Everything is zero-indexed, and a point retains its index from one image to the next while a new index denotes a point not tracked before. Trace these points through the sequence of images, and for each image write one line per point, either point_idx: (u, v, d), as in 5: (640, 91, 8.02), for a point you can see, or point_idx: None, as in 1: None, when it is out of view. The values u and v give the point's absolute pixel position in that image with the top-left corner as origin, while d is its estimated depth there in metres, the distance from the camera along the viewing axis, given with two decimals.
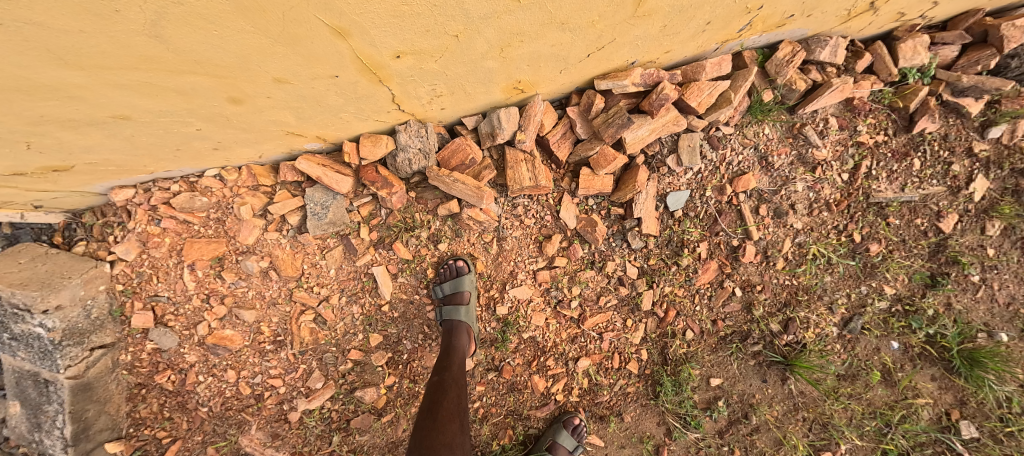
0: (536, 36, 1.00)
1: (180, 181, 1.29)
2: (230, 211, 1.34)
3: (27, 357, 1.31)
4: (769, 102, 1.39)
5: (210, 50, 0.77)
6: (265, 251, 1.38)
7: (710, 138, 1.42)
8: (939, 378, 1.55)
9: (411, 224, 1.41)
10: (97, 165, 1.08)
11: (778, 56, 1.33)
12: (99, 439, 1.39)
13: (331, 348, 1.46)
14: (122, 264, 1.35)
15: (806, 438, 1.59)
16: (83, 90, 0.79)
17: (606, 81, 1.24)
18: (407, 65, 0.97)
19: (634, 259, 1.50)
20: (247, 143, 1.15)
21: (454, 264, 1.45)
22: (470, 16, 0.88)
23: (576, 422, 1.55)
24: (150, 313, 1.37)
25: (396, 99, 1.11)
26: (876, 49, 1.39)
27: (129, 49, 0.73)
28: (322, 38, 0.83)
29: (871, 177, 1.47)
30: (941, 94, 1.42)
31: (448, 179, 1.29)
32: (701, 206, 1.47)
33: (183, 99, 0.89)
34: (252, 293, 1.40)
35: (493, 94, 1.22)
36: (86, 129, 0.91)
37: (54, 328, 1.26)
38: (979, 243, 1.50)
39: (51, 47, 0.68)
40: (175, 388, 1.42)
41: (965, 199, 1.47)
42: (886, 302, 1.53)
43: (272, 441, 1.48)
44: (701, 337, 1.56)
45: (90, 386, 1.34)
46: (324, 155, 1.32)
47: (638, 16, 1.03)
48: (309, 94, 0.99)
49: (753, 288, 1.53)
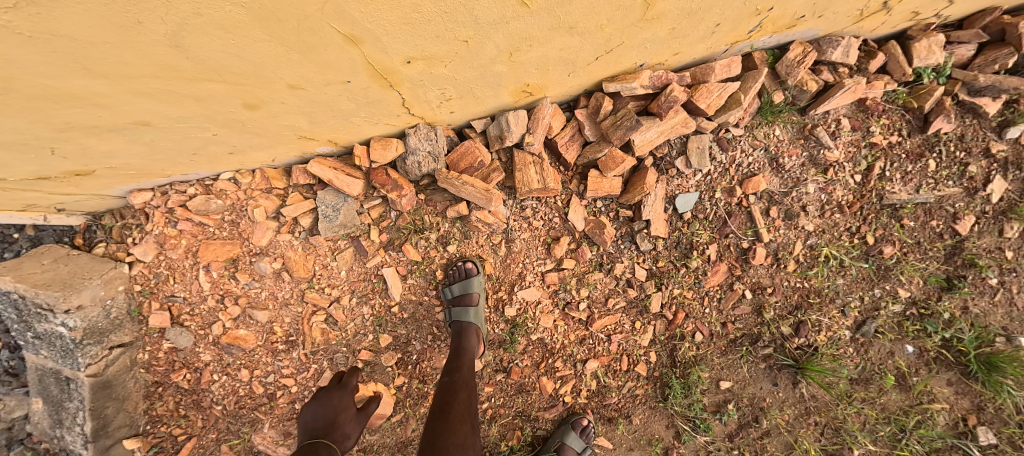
0: (545, 41, 1.01)
1: (196, 184, 1.32)
2: (244, 213, 1.36)
3: (49, 355, 1.35)
4: (779, 103, 1.38)
5: (227, 58, 0.79)
6: (277, 252, 1.40)
7: (720, 140, 1.41)
8: (955, 383, 1.53)
9: (421, 226, 1.43)
10: (117, 169, 1.12)
11: (789, 57, 1.31)
12: (117, 436, 1.42)
13: (342, 348, 1.49)
14: (140, 265, 1.39)
15: (818, 442, 1.57)
16: (107, 98, 0.81)
17: (615, 84, 1.24)
18: (418, 70, 0.98)
19: (643, 261, 1.50)
20: (261, 147, 1.18)
21: (463, 267, 1.46)
22: (480, 22, 0.89)
23: (584, 424, 1.56)
24: (167, 313, 1.40)
25: (406, 103, 1.12)
26: (889, 48, 1.37)
27: (149, 59, 0.74)
28: (335, 46, 0.84)
29: (884, 178, 1.45)
30: (957, 94, 1.39)
31: (457, 181, 1.31)
32: (711, 208, 1.47)
33: (201, 105, 0.91)
34: (266, 293, 1.42)
35: (502, 97, 1.22)
36: (108, 134, 0.93)
37: (76, 327, 1.29)
38: (996, 245, 1.47)
39: (76, 58, 0.70)
40: (191, 386, 1.46)
41: (981, 200, 1.45)
42: (900, 306, 1.51)
43: (285, 439, 1.51)
44: (711, 340, 1.56)
45: (109, 384, 1.38)
46: (335, 158, 1.34)
47: (646, 19, 1.03)
48: (321, 100, 1.00)
49: (764, 291, 1.52)
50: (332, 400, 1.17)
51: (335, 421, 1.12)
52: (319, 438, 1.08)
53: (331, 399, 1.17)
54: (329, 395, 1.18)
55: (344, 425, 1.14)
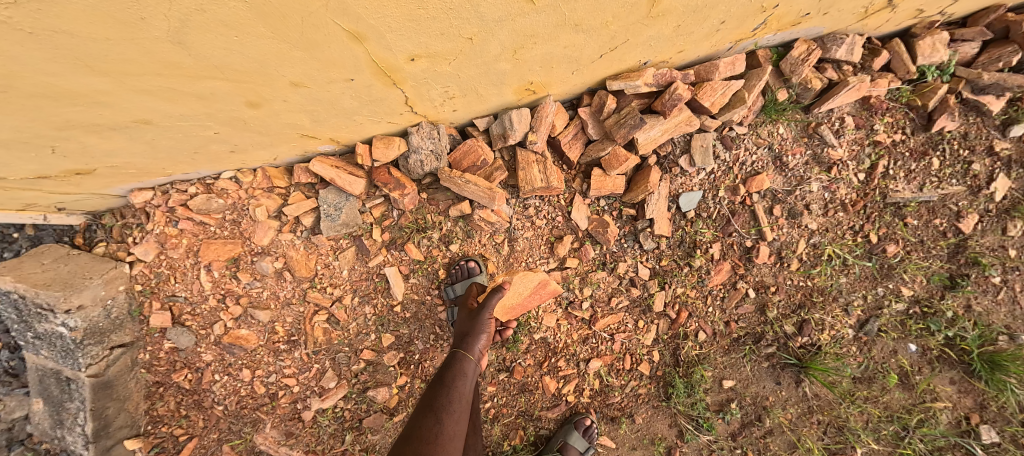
0: (550, 38, 1.00)
1: (197, 183, 1.31)
2: (246, 212, 1.36)
3: (50, 355, 1.34)
4: (783, 101, 1.38)
5: (230, 56, 0.78)
6: (279, 252, 1.39)
7: (723, 139, 1.41)
8: (958, 382, 1.53)
9: (423, 225, 1.42)
10: (118, 168, 1.11)
11: (793, 55, 1.31)
12: (119, 436, 1.42)
13: (344, 348, 1.48)
14: (141, 264, 1.38)
15: (821, 441, 1.57)
16: (108, 95, 0.80)
17: (619, 82, 1.24)
18: (422, 68, 0.98)
19: (646, 260, 1.49)
20: (262, 145, 1.17)
21: (467, 263, 1.46)
22: (485, 19, 0.88)
23: (588, 423, 1.55)
24: (168, 313, 1.39)
25: (409, 101, 1.11)
26: (893, 46, 1.37)
27: (152, 56, 0.74)
28: (339, 43, 0.83)
29: (888, 177, 1.44)
30: (960, 92, 1.39)
31: (460, 180, 1.30)
32: (714, 207, 1.46)
33: (203, 103, 0.90)
34: (267, 293, 1.42)
35: (505, 96, 1.22)
36: (109, 132, 0.92)
37: (76, 327, 1.28)
38: (1000, 244, 1.47)
39: (77, 55, 0.69)
40: (192, 387, 1.45)
41: (985, 198, 1.44)
42: (903, 304, 1.51)
43: (286, 440, 1.50)
44: (714, 339, 1.55)
45: (110, 384, 1.37)
46: (337, 157, 1.33)
47: (651, 17, 1.03)
48: (324, 98, 0.99)
49: (767, 289, 1.51)
50: (467, 314, 1.36)
51: (468, 333, 1.31)
52: (457, 347, 1.30)
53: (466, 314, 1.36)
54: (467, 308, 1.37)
55: (477, 335, 1.31)
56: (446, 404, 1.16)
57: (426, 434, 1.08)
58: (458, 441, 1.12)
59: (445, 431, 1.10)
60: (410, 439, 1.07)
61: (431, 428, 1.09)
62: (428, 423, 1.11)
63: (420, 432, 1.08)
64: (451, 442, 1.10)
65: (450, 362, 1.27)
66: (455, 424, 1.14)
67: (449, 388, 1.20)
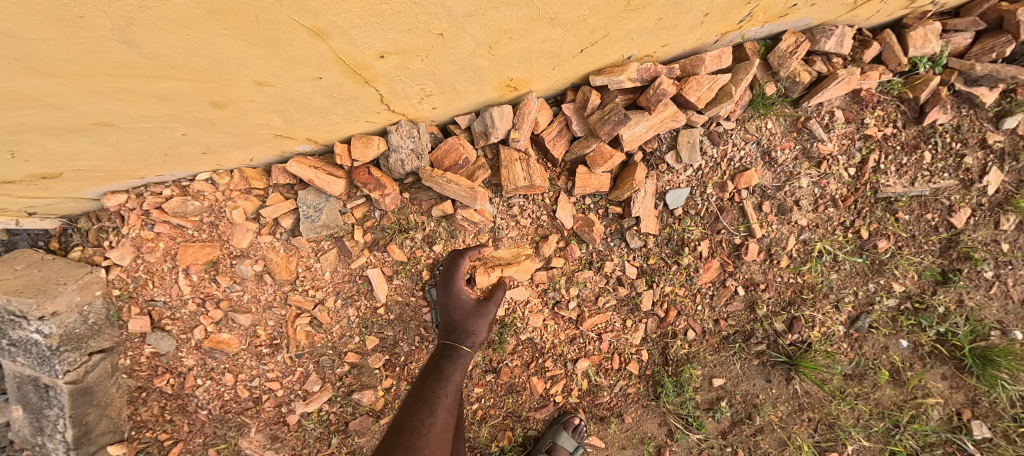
0: (525, 33, 0.97)
1: (172, 185, 1.29)
2: (223, 214, 1.33)
3: (26, 362, 1.32)
4: (772, 95, 1.34)
5: (184, 54, 0.75)
6: (259, 254, 1.37)
7: (710, 134, 1.38)
8: (950, 377, 1.51)
9: (406, 225, 1.39)
10: (86, 171, 1.08)
11: (781, 48, 1.28)
12: (101, 442, 1.40)
13: (327, 351, 1.46)
14: (118, 268, 1.35)
15: (811, 438, 1.56)
16: (61, 98, 0.77)
17: (602, 77, 1.20)
18: (393, 65, 0.94)
19: (633, 259, 1.47)
20: (235, 146, 1.14)
21: (468, 253, 1.33)
22: (454, 14, 0.85)
23: (576, 423, 1.54)
24: (147, 317, 1.37)
25: (385, 99, 1.08)
26: (884, 37, 1.34)
27: (100, 56, 0.70)
28: (300, 39, 0.80)
29: (879, 171, 1.42)
30: (953, 84, 1.36)
31: (441, 179, 1.27)
32: (702, 204, 1.43)
33: (165, 104, 0.87)
34: (248, 296, 1.39)
35: (485, 92, 1.19)
36: (69, 135, 0.89)
37: (52, 333, 1.26)
38: (992, 238, 1.44)
39: (18, 56, 0.66)
40: (175, 391, 1.43)
41: (977, 192, 1.42)
42: (895, 300, 1.49)
43: (272, 443, 1.49)
44: (703, 337, 1.53)
45: (90, 390, 1.35)
46: (316, 157, 1.30)
47: (631, 9, 1.00)
48: (293, 97, 0.96)
49: (756, 287, 1.49)
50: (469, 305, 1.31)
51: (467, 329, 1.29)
52: (453, 340, 1.30)
53: (468, 308, 1.30)
54: (469, 301, 1.31)
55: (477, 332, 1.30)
56: (441, 396, 1.23)
57: (419, 426, 1.16)
58: (449, 430, 1.22)
59: (437, 424, 1.19)
60: (402, 431, 1.15)
61: (424, 420, 1.17)
62: (423, 415, 1.18)
63: (414, 421, 1.17)
64: (443, 434, 1.19)
65: (446, 353, 1.29)
66: (447, 415, 1.23)
67: (445, 380, 1.25)
